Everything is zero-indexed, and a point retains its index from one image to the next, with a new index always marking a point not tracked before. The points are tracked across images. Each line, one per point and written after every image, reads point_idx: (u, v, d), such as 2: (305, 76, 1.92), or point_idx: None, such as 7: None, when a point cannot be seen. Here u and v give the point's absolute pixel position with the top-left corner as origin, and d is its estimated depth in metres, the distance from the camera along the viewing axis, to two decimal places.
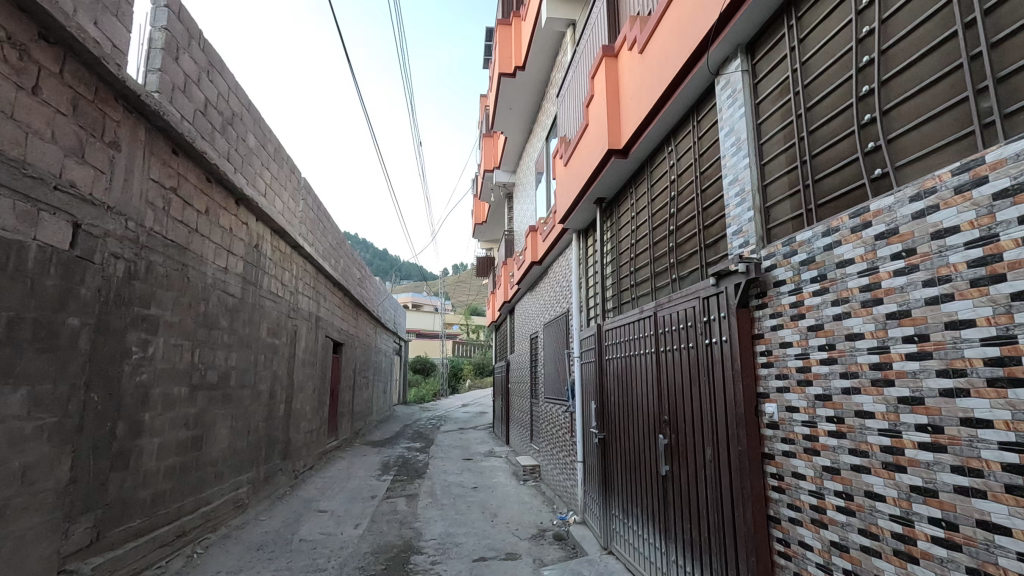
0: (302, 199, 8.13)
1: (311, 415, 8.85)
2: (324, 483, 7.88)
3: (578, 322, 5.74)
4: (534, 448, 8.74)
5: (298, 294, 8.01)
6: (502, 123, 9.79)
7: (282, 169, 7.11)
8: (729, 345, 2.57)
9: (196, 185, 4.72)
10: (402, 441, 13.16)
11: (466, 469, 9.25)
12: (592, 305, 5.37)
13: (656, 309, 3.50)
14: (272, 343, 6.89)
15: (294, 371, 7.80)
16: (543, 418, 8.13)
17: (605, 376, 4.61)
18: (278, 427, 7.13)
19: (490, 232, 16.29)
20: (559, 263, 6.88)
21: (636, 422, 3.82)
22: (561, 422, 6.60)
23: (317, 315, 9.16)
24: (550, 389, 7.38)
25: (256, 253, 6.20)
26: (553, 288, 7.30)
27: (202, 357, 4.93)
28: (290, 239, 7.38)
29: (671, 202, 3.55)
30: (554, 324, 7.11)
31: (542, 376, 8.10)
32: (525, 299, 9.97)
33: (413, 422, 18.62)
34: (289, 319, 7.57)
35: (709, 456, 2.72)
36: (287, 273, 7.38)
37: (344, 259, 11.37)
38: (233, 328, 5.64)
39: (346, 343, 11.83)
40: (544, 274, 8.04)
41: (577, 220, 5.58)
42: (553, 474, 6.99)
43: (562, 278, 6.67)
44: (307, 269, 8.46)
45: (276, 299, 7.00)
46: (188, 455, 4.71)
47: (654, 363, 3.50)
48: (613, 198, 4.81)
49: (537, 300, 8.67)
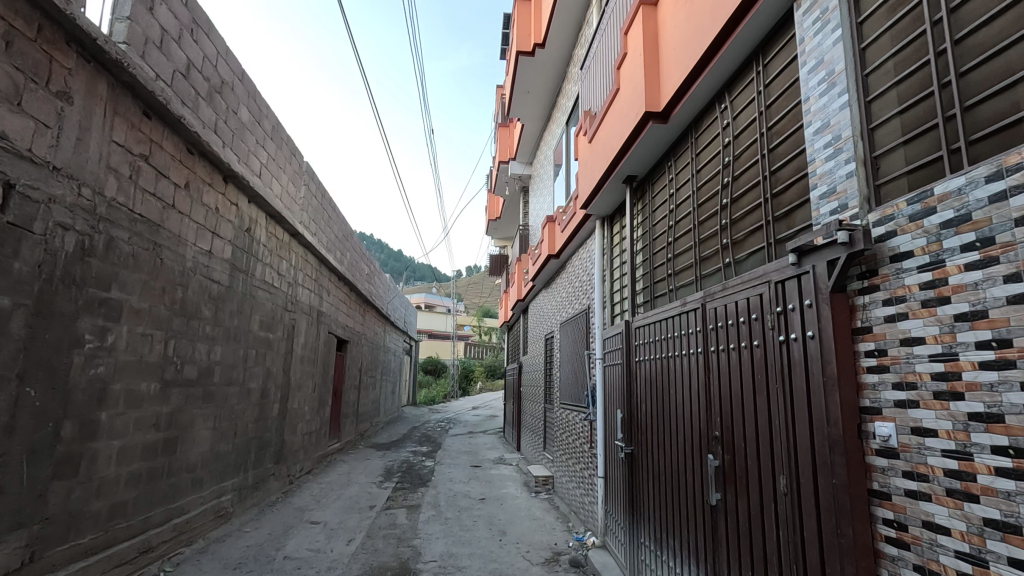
0: (304, 185, 7.61)
1: (310, 416, 8.32)
2: (320, 490, 7.33)
3: (601, 319, 5.13)
4: (547, 456, 8.12)
5: (297, 287, 7.48)
6: (518, 109, 9.22)
7: (280, 149, 6.60)
8: (817, 343, 1.94)
9: (174, 155, 4.20)
10: (409, 445, 12.59)
11: (474, 477, 8.65)
12: (618, 299, 4.76)
13: (703, 300, 2.87)
14: (266, 337, 6.36)
15: (290, 368, 7.27)
16: (557, 425, 7.51)
17: (634, 380, 3.98)
18: (270, 429, 6.60)
19: (504, 229, 15.70)
20: (580, 255, 6.27)
21: (673, 436, 3.20)
22: (579, 431, 5.98)
23: (319, 309, 8.64)
24: (566, 395, 6.76)
25: (248, 238, 5.68)
26: (573, 284, 6.69)
27: (180, 349, 4.42)
28: (288, 227, 6.85)
29: (723, 171, 2.93)
30: (572, 323, 6.50)
31: (557, 381, 7.48)
32: (540, 297, 9.37)
33: (422, 424, 18.07)
34: (286, 312, 7.03)
35: (783, 487, 2.09)
36: (284, 263, 6.85)
37: (350, 252, 10.85)
38: (219, 319, 5.11)
39: (351, 340, 11.31)
40: (562, 269, 7.44)
41: (602, 204, 4.96)
42: (569, 488, 6.36)
43: (583, 273, 6.06)
44: (308, 260, 7.93)
45: (272, 289, 6.49)
46: (160, 459, 4.18)
47: (700, 366, 2.87)
48: (646, 176, 4.20)
49: (553, 298, 8.07)
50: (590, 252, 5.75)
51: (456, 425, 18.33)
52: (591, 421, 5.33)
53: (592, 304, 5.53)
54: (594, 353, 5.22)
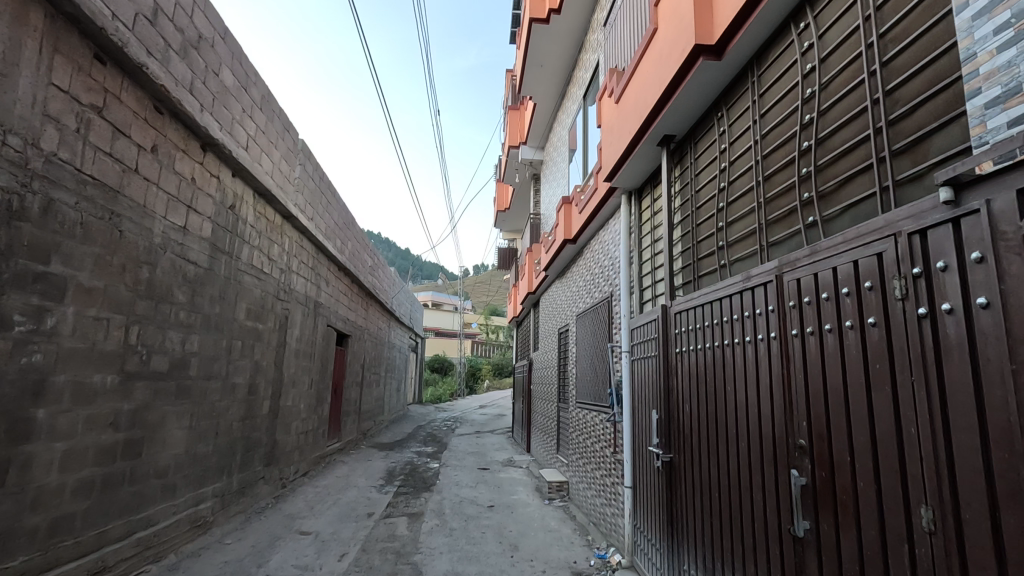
0: (298, 164, 7.03)
1: (306, 414, 7.75)
2: (315, 495, 6.75)
3: (630, 306, 4.51)
4: (561, 460, 7.50)
5: (292, 274, 6.90)
6: (530, 87, 8.60)
7: (270, 122, 6.03)
8: (991, 315, 1.31)
9: (137, 112, 3.64)
10: (413, 445, 11.99)
11: (482, 481, 8.05)
12: (650, 282, 4.14)
13: (778, 270, 2.24)
14: (253, 328, 5.78)
15: (283, 363, 6.70)
16: (572, 425, 6.91)
17: (673, 376, 3.35)
18: (260, 428, 6.04)
19: (513, 220, 15.09)
20: (601, 237, 5.64)
21: (732, 444, 2.57)
22: (599, 433, 5.38)
23: (317, 300, 8.08)
24: (584, 393, 6.13)
25: (232, 216, 5.11)
26: (592, 270, 6.05)
27: (146, 337, 3.85)
28: (281, 208, 6.27)
29: (803, 108, 2.29)
30: (592, 313, 5.89)
31: (573, 377, 6.86)
32: (553, 289, 8.74)
33: (427, 423, 17.49)
34: (278, 300, 6.45)
35: (926, 522, 1.46)
36: (276, 247, 6.27)
37: (352, 242, 10.27)
38: (195, 305, 4.54)
39: (352, 335, 10.73)
40: (578, 256, 6.81)
41: (629, 174, 4.33)
42: (587, 496, 5.74)
43: (605, 257, 5.43)
44: (303, 246, 7.34)
45: (261, 276, 5.92)
46: (119, 465, 3.61)
47: (775, 355, 2.24)
48: (687, 134, 3.56)
49: (568, 288, 7.44)
50: (614, 232, 5.12)
51: (463, 424, 17.73)
52: (615, 422, 4.72)
53: (616, 290, 4.91)
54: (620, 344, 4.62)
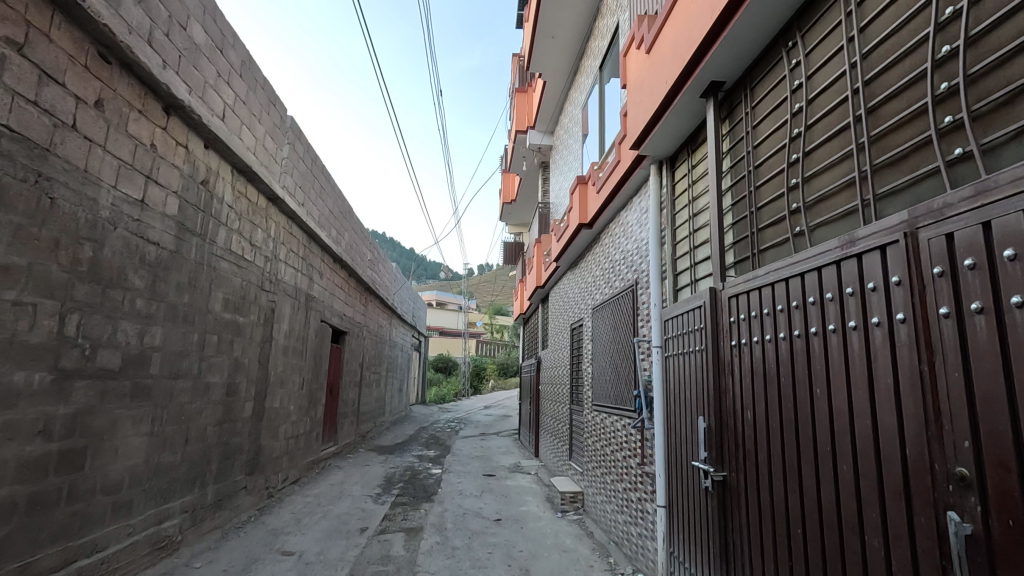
0: (285, 142, 6.42)
1: (296, 417, 7.13)
2: (304, 506, 6.13)
3: (662, 294, 3.87)
4: (574, 468, 6.86)
5: (279, 264, 6.28)
6: (539, 62, 7.96)
7: (252, 92, 5.41)
8: None
9: (74, 58, 3.03)
10: (415, 449, 11.37)
11: (487, 490, 7.41)
12: (690, 264, 3.49)
13: (909, 226, 1.58)
14: (233, 321, 5.17)
15: (269, 360, 6.09)
16: (586, 429, 6.28)
17: (727, 376, 2.68)
18: (240, 432, 5.42)
19: (520, 212, 14.44)
20: (623, 219, 4.99)
21: (825, 467, 1.90)
22: (621, 440, 4.75)
23: (308, 293, 7.46)
24: (603, 395, 5.48)
25: (205, 192, 4.50)
26: (610, 258, 5.41)
27: (91, 328, 3.23)
28: (266, 189, 5.67)
29: (938, 3, 1.65)
30: (611, 305, 5.26)
31: (588, 377, 6.21)
32: (565, 281, 8.09)
33: (431, 424, 16.90)
34: (262, 291, 5.84)
35: None
36: (260, 231, 5.66)
37: (348, 232, 9.66)
38: (158, 292, 3.92)
39: (349, 331, 10.11)
40: (594, 243, 6.17)
41: (662, 137, 3.69)
42: (606, 511, 5.10)
43: (628, 241, 4.78)
44: (292, 233, 6.72)
45: (242, 263, 5.30)
46: (52, 481, 3.00)
47: (904, 345, 1.57)
48: (740, 78, 2.91)
49: (582, 280, 6.79)
50: (640, 211, 4.47)
51: (467, 426, 17.09)
52: (644, 429, 4.07)
53: (644, 277, 4.26)
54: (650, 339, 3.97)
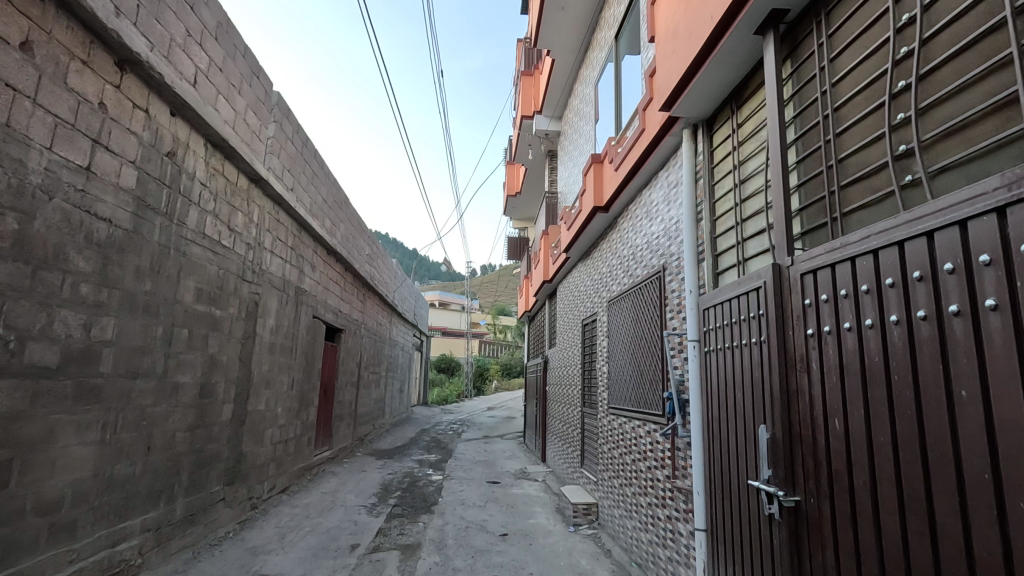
0: (269, 120, 5.88)
1: (285, 420, 6.58)
2: (290, 520, 5.57)
3: (699, 279, 3.30)
4: (585, 476, 6.29)
5: (263, 252, 5.73)
6: (548, 38, 7.41)
7: (229, 59, 4.86)
8: None
9: None
10: (415, 453, 10.81)
11: (492, 499, 6.83)
12: (736, 241, 2.92)
13: None
14: (208, 314, 4.63)
15: (252, 358, 5.54)
16: (600, 434, 5.71)
17: (799, 372, 2.10)
18: (217, 438, 4.88)
19: (525, 206, 13.89)
20: (647, 197, 4.42)
21: (985, 503, 1.32)
22: (644, 448, 4.19)
23: (299, 286, 6.91)
24: (622, 398, 4.91)
25: (171, 166, 3.95)
26: (630, 244, 4.84)
27: (16, 317, 2.70)
28: (247, 168, 5.12)
29: None
30: (632, 296, 4.69)
31: (603, 377, 5.64)
32: (575, 274, 7.51)
33: (432, 426, 16.33)
34: (243, 282, 5.28)
35: None
36: (240, 215, 5.11)
37: (344, 224, 9.10)
38: (110, 277, 3.37)
39: (345, 329, 9.55)
40: (610, 229, 5.60)
41: (702, 92, 3.13)
42: (625, 527, 4.53)
43: (653, 223, 4.21)
44: (279, 220, 6.17)
45: (218, 249, 4.74)
46: None
47: None
48: (810, 2, 2.34)
49: (596, 271, 6.21)
50: (669, 186, 3.90)
51: (470, 427, 16.53)
52: (676, 435, 3.49)
53: (675, 262, 3.70)
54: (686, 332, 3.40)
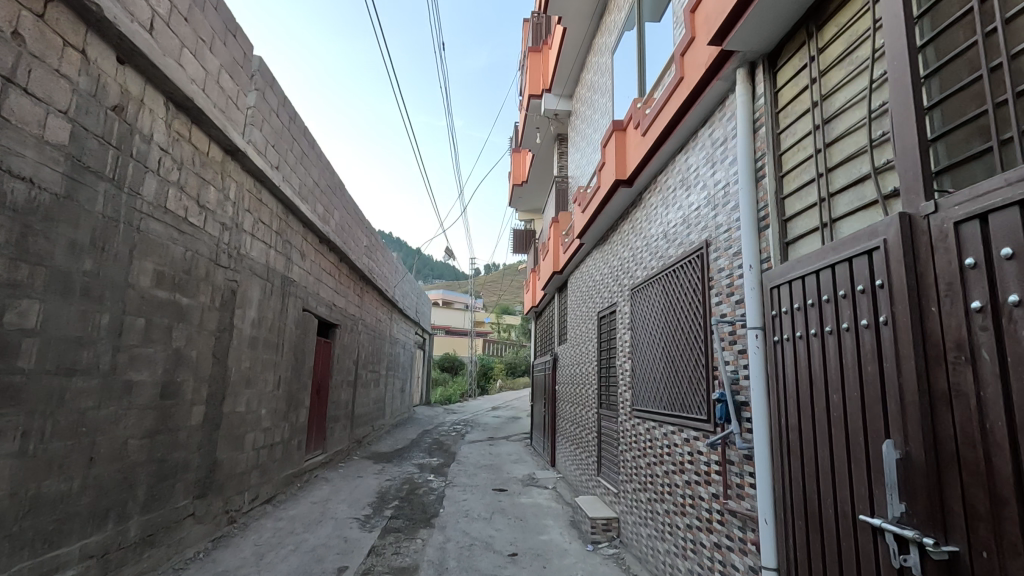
0: (249, 88, 5.25)
1: (269, 423, 5.95)
2: (272, 536, 4.94)
3: (761, 252, 2.64)
4: (603, 485, 5.65)
5: (242, 235, 5.10)
6: (559, 4, 6.75)
7: (197, 9, 4.22)
8: None
9: None
10: (417, 456, 10.17)
11: (498, 510, 6.18)
12: (818, 197, 2.26)
13: None
14: (173, 302, 4.00)
15: (229, 354, 4.91)
16: (621, 439, 5.07)
17: (953, 365, 1.44)
18: (185, 445, 4.25)
19: (532, 196, 13.24)
20: (682, 164, 3.77)
21: None
22: (680, 459, 3.54)
23: (285, 275, 6.28)
24: (649, 400, 4.26)
25: (119, 123, 3.33)
26: (660, 221, 4.19)
27: None
28: (221, 136, 4.49)
29: None
30: (663, 281, 4.04)
31: (624, 375, 4.99)
32: (589, 262, 6.85)
33: (435, 427, 15.72)
34: (217, 267, 4.65)
35: None
36: (212, 189, 4.48)
37: (338, 211, 8.47)
38: (31, 252, 2.75)
39: (340, 324, 8.92)
40: (632, 207, 4.95)
41: (767, 14, 2.47)
42: (655, 550, 3.89)
43: (692, 192, 3.57)
44: (262, 200, 5.53)
45: (186, 228, 4.12)
46: None
47: None
48: None
49: (614, 257, 5.54)
50: (715, 145, 3.25)
51: (473, 428, 15.88)
52: (732, 447, 2.83)
53: (725, 233, 3.05)
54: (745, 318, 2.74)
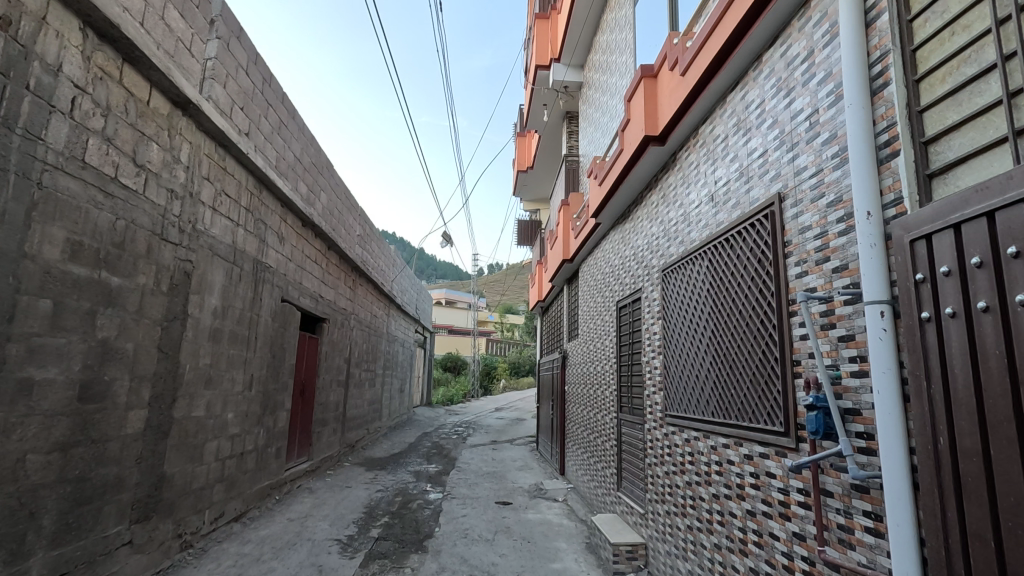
0: (210, 35, 4.48)
1: (238, 429, 5.16)
2: (234, 564, 4.15)
3: (884, 192, 1.82)
4: (624, 502, 4.85)
5: (199, 208, 4.31)
6: None
7: None
8: None
9: None
10: (413, 462, 9.39)
11: (503, 529, 5.37)
12: (1002, 92, 1.45)
13: None
14: (97, 281, 3.21)
15: (181, 347, 4.12)
16: (648, 450, 4.26)
17: None
18: (118, 458, 3.46)
19: (538, 184, 12.47)
20: (738, 103, 2.96)
21: None
22: (739, 481, 2.74)
23: (259, 260, 5.50)
24: (690, 405, 3.45)
25: (5, 43, 2.55)
26: (704, 182, 3.38)
27: None
28: (165, 83, 3.70)
29: None
30: (710, 255, 3.23)
31: (653, 374, 4.19)
32: (605, 246, 6.04)
33: (435, 430, 14.97)
34: (164, 243, 3.87)
35: None
36: (154, 147, 3.69)
37: (326, 193, 7.70)
38: None
39: (328, 318, 8.14)
40: (663, 172, 4.14)
41: None
42: None
43: (754, 135, 2.76)
44: (225, 169, 4.74)
45: (115, 190, 3.33)
46: None
47: None
48: None
49: (639, 236, 4.72)
50: (793, 65, 2.45)
51: (476, 430, 15.08)
52: (835, 474, 2.01)
53: (811, 178, 2.23)
54: (858, 290, 1.91)
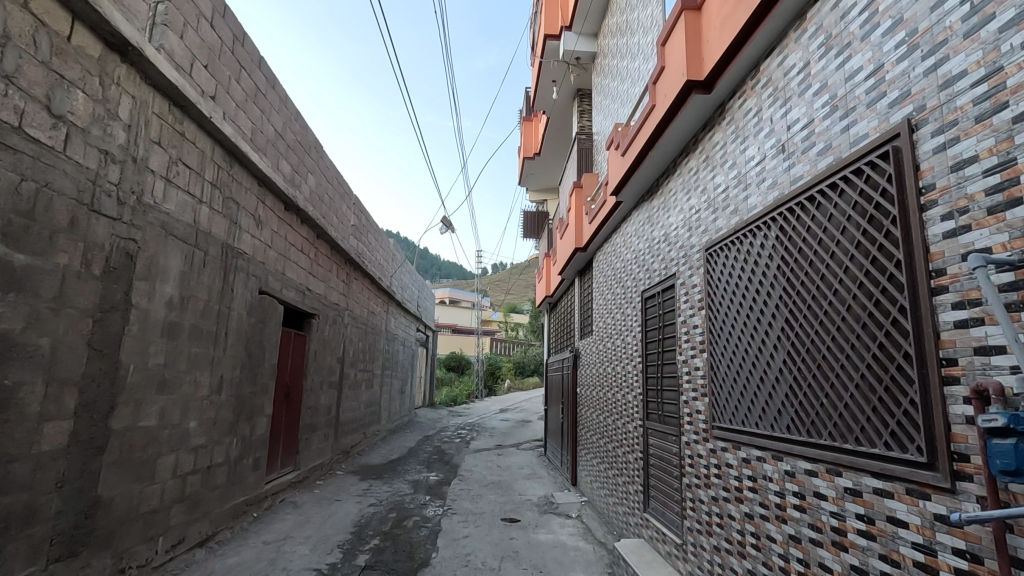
0: None
1: (203, 439, 4.45)
2: None
3: None
4: (652, 527, 4.12)
5: (147, 176, 3.60)
6: None
7: None
8: None
9: None
10: (413, 470, 8.65)
11: (510, 555, 4.65)
12: None
13: None
14: None
15: (122, 343, 3.40)
16: (686, 468, 3.50)
17: None
18: (27, 480, 2.75)
19: (546, 172, 11.72)
20: (827, 14, 2.21)
21: None
22: (839, 525, 1.99)
23: (229, 244, 4.78)
24: (751, 417, 2.69)
25: None
26: (770, 129, 2.62)
27: None
28: (92, 17, 2.99)
29: None
30: (782, 222, 2.47)
31: (693, 377, 3.44)
32: (627, 229, 5.28)
33: (438, 433, 14.24)
34: (96, 217, 3.16)
35: None
36: (79, 96, 2.99)
37: (313, 176, 6.97)
38: None
39: (317, 314, 7.42)
40: (707, 129, 3.38)
41: None
42: None
43: (859, 51, 2.00)
44: (184, 134, 4.02)
45: (19, 143, 2.64)
46: None
47: None
48: None
49: (673, 212, 3.96)
50: None
51: (480, 434, 14.33)
52: None
53: (977, 86, 1.49)
54: None
